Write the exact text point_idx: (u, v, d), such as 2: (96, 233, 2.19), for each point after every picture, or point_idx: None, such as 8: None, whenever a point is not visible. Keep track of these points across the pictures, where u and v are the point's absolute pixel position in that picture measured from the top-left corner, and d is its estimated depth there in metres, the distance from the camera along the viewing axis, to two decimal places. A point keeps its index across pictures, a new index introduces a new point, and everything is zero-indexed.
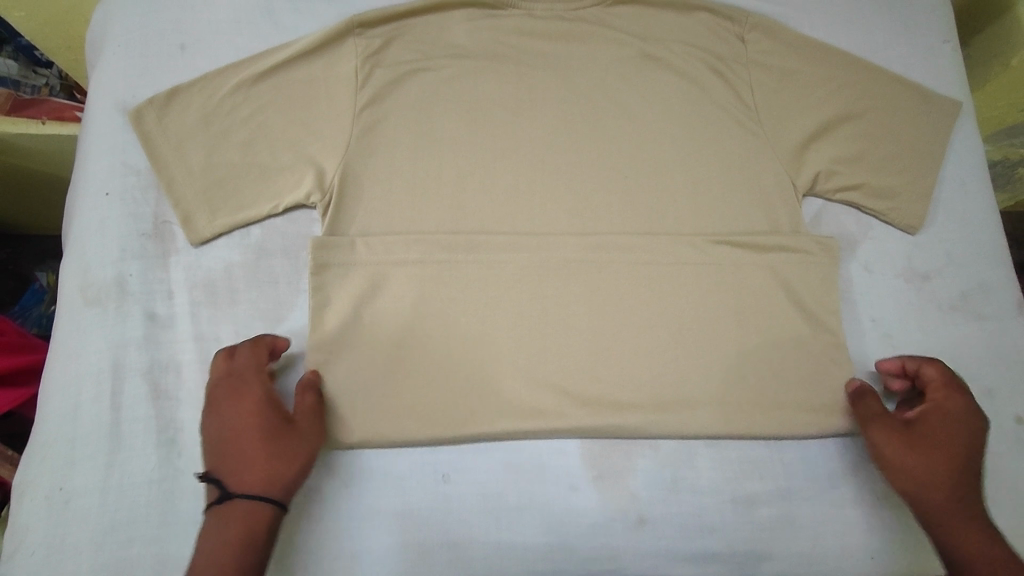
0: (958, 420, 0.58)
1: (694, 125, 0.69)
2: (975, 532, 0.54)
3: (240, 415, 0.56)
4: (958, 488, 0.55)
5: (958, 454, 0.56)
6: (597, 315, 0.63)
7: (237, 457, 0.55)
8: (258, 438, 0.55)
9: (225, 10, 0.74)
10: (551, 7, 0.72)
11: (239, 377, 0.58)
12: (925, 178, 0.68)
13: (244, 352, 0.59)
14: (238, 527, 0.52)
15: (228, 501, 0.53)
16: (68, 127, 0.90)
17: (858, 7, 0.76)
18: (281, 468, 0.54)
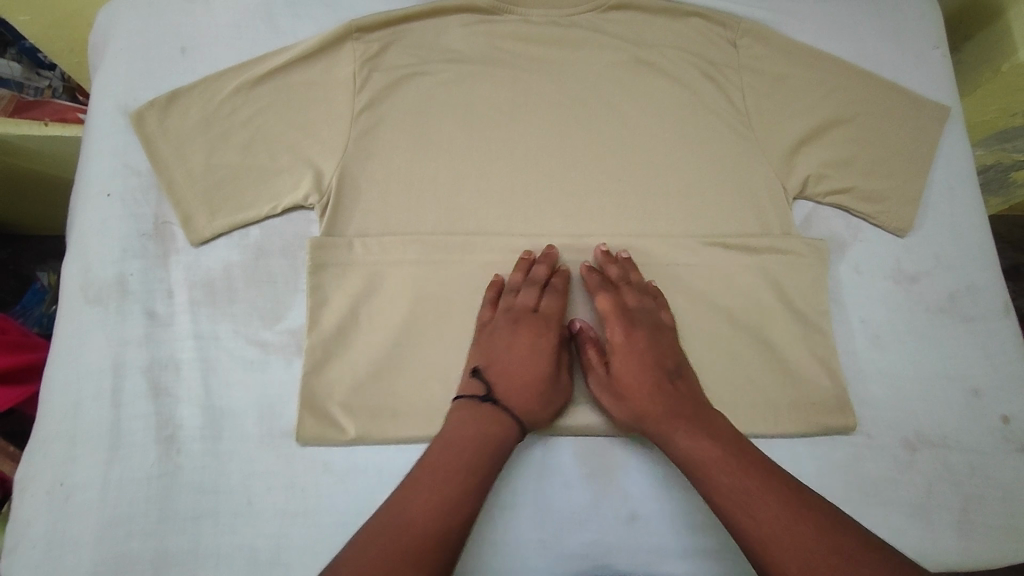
0: (622, 345, 0.61)
1: (687, 128, 0.70)
2: (687, 438, 0.55)
3: (519, 346, 0.60)
4: (659, 399, 0.58)
5: (632, 374, 0.59)
6: (590, 315, 0.65)
7: (521, 380, 0.59)
8: (550, 374, 0.60)
9: (226, 14, 0.76)
10: (547, 13, 0.73)
11: (543, 320, 0.62)
12: (914, 181, 0.69)
13: (526, 291, 0.63)
14: (489, 431, 0.56)
15: (489, 407, 0.57)
16: (70, 129, 0.91)
17: (849, 14, 0.77)
18: (539, 393, 0.59)
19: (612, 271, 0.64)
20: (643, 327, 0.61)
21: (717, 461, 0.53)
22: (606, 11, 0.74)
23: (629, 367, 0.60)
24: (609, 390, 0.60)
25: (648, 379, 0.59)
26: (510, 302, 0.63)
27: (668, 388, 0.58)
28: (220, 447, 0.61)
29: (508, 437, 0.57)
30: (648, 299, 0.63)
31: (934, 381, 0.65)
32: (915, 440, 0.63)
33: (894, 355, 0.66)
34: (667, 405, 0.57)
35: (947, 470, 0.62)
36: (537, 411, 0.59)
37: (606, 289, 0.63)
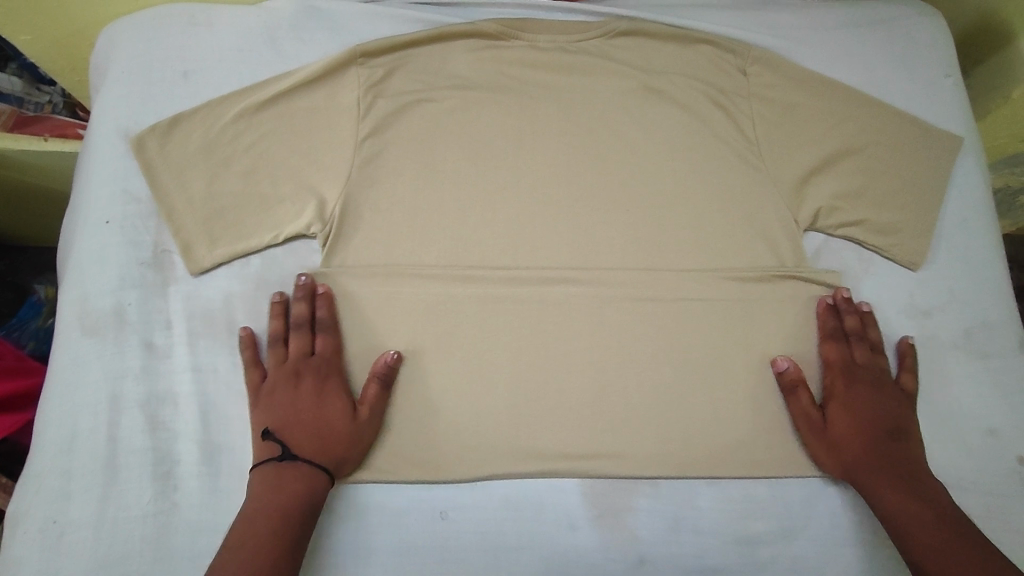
0: (846, 398, 0.62)
1: (695, 157, 0.69)
2: (895, 496, 0.56)
3: (304, 397, 0.60)
4: (872, 454, 0.59)
5: (851, 430, 0.60)
6: (596, 350, 0.63)
7: (313, 430, 0.58)
8: (345, 415, 0.59)
9: (230, 37, 0.75)
10: (554, 39, 0.72)
11: (318, 363, 0.61)
12: (925, 213, 0.68)
13: (297, 336, 0.62)
14: (291, 489, 0.55)
15: (288, 465, 0.56)
16: (70, 146, 0.90)
17: (860, 41, 0.76)
18: (336, 436, 0.58)
19: (849, 320, 0.64)
20: (868, 383, 0.62)
21: (921, 522, 0.54)
22: (615, 37, 0.73)
23: (847, 421, 0.61)
24: (820, 438, 0.61)
25: (866, 434, 0.60)
26: (283, 351, 0.62)
27: (891, 445, 0.59)
28: (219, 484, 0.60)
29: (315, 486, 0.56)
30: (880, 357, 0.64)
31: (947, 419, 0.64)
32: None
33: None
34: (879, 463, 0.58)
35: (962, 511, 0.61)
36: (343, 453, 0.58)
37: (842, 338, 0.64)
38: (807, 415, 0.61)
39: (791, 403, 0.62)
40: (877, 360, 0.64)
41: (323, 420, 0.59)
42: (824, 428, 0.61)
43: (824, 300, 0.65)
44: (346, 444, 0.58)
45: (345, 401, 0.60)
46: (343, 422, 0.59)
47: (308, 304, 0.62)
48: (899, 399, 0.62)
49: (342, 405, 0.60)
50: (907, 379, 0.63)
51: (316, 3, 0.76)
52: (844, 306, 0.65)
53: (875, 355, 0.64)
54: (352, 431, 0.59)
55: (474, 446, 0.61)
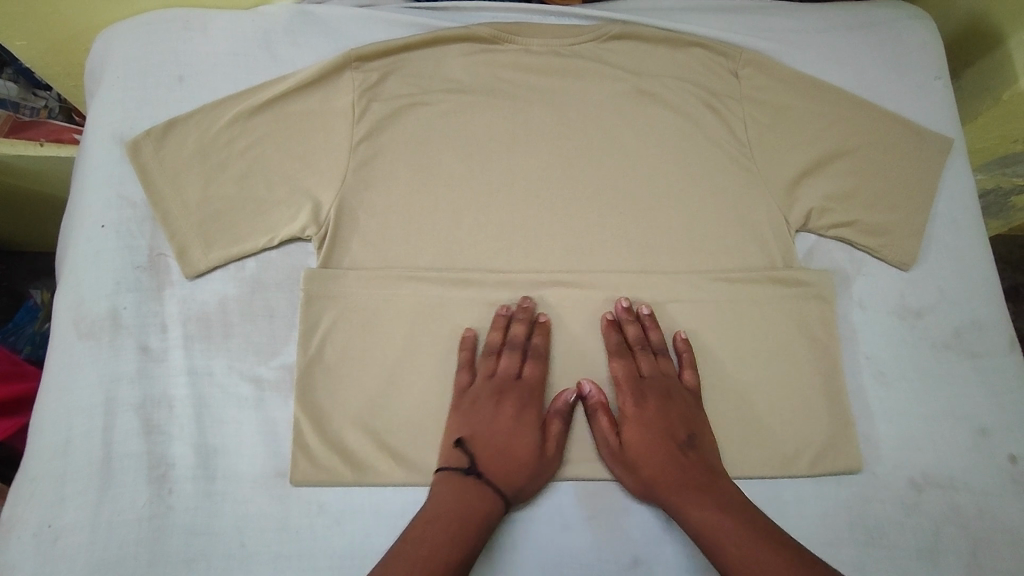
0: (635, 415, 0.61)
1: (688, 160, 0.70)
2: (701, 510, 0.55)
3: (502, 416, 0.61)
4: (668, 471, 0.58)
5: (644, 446, 0.59)
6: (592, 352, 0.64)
7: (504, 453, 0.59)
8: (533, 446, 0.59)
9: (225, 42, 0.75)
10: (548, 43, 0.73)
11: (526, 389, 0.62)
12: (917, 215, 0.69)
13: (509, 356, 0.63)
14: (473, 505, 0.55)
15: (471, 480, 0.57)
16: (66, 150, 0.90)
17: (850, 43, 0.77)
18: (525, 464, 0.59)
19: (630, 331, 0.64)
20: (654, 394, 0.62)
21: (724, 533, 0.53)
22: (607, 40, 0.74)
23: (641, 437, 0.60)
24: (623, 462, 0.60)
25: (655, 451, 0.59)
26: (492, 367, 0.63)
27: (680, 459, 0.59)
28: (213, 487, 0.60)
29: (495, 509, 0.56)
30: (662, 362, 0.64)
31: (939, 418, 0.64)
32: (922, 479, 0.62)
33: (898, 392, 0.65)
34: (678, 477, 0.57)
35: (954, 510, 0.61)
36: (523, 485, 0.58)
37: (620, 353, 0.63)
38: (605, 442, 0.60)
39: (592, 429, 0.61)
40: (660, 366, 0.63)
41: (513, 447, 0.59)
42: (621, 450, 0.60)
43: (605, 316, 0.65)
44: (529, 474, 0.59)
45: (537, 432, 0.60)
46: (532, 453, 0.59)
47: (527, 328, 0.63)
48: (687, 405, 0.62)
49: (534, 435, 0.60)
50: (688, 378, 0.63)
51: (310, 8, 0.76)
52: (623, 317, 0.64)
53: (658, 361, 0.63)
54: (542, 465, 0.59)
55: None
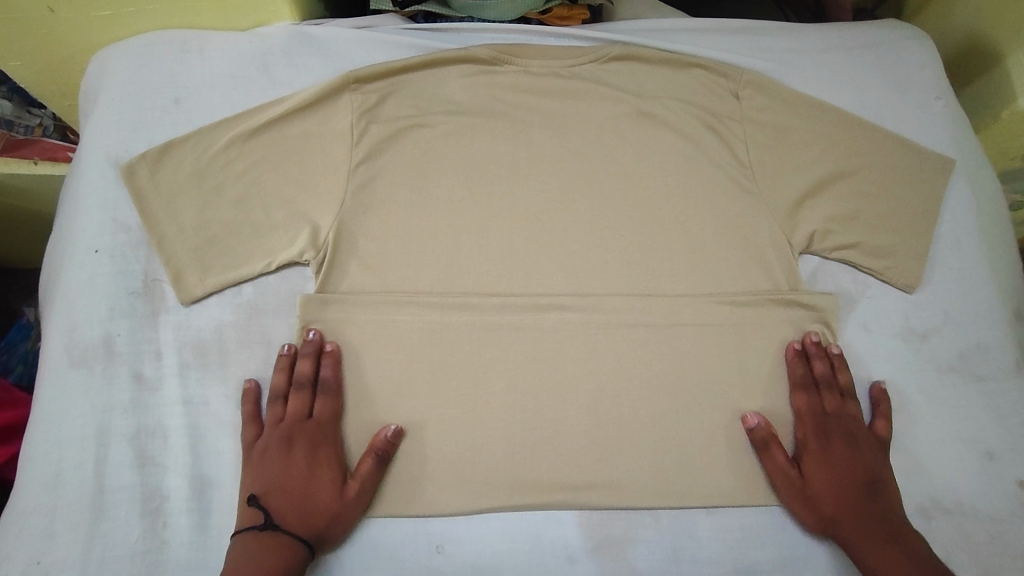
0: (815, 452, 0.60)
1: (689, 182, 0.69)
2: (881, 555, 0.55)
3: (296, 464, 0.58)
4: (852, 512, 0.57)
5: (828, 485, 0.59)
6: (594, 377, 0.63)
7: (299, 500, 0.56)
8: (333, 486, 0.57)
9: (222, 63, 0.74)
10: (548, 64, 0.73)
11: (318, 428, 0.60)
12: (919, 237, 0.68)
13: (296, 396, 0.60)
14: (269, 562, 0.53)
15: (268, 535, 0.54)
16: (59, 167, 0.92)
17: (852, 64, 0.76)
18: (323, 510, 0.56)
19: (818, 366, 0.63)
20: (840, 434, 0.61)
21: None
22: (607, 61, 0.73)
23: (822, 474, 0.59)
24: (800, 496, 0.59)
25: (843, 489, 0.58)
26: (281, 412, 0.60)
27: (869, 501, 0.58)
28: (209, 520, 0.59)
29: (295, 557, 0.54)
30: (851, 403, 0.63)
31: (946, 443, 0.63)
32: (931, 506, 0.61)
33: (903, 416, 0.64)
34: (863, 519, 0.57)
35: (964, 538, 0.60)
36: (324, 529, 0.56)
37: (811, 388, 0.63)
38: (777, 475, 0.60)
39: (765, 460, 0.61)
40: (847, 407, 0.63)
41: (310, 495, 0.57)
42: (799, 484, 0.59)
43: (791, 347, 0.64)
44: (327, 518, 0.56)
45: (336, 472, 0.58)
46: (332, 496, 0.57)
47: (313, 363, 0.61)
48: (874, 450, 0.61)
49: (333, 475, 0.58)
50: (880, 427, 0.62)
51: (307, 29, 0.76)
52: (812, 353, 0.64)
53: (846, 403, 0.63)
54: (343, 505, 0.57)
55: (471, 477, 0.60)
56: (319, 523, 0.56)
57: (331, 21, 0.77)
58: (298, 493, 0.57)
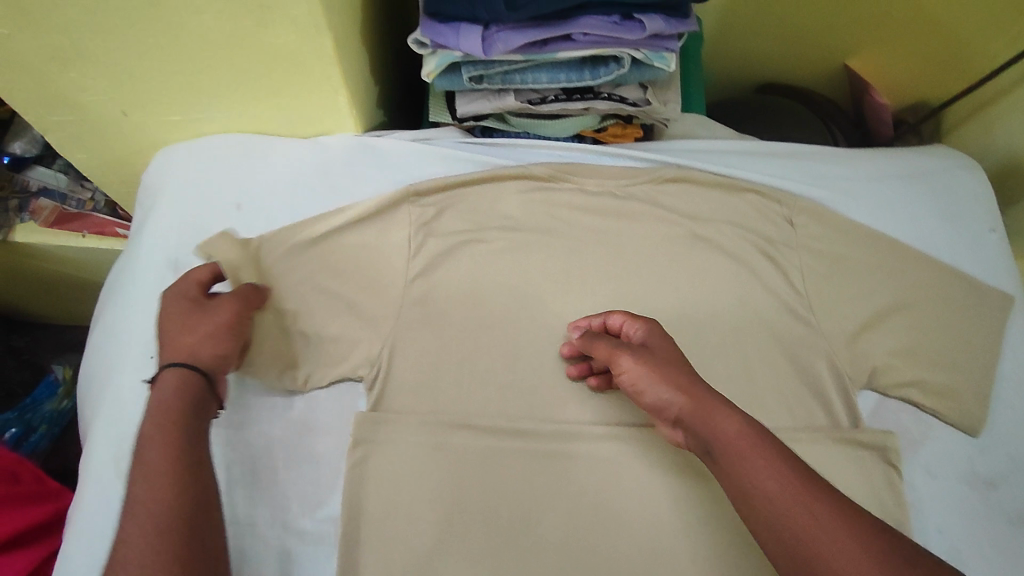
0: (657, 330, 0.58)
1: (741, 306, 0.69)
2: (738, 420, 0.50)
3: (167, 321, 0.59)
4: (700, 382, 0.53)
5: (676, 359, 0.55)
6: (648, 512, 0.61)
7: (171, 341, 0.58)
8: (196, 312, 0.59)
9: (285, 170, 0.76)
10: (603, 184, 0.74)
11: (178, 292, 0.61)
12: (982, 377, 0.67)
13: (177, 286, 0.62)
14: (173, 416, 0.53)
15: (169, 377, 0.56)
16: (106, 242, 0.97)
17: (904, 192, 0.77)
18: (198, 330, 0.58)
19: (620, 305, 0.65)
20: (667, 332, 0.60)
21: (769, 448, 0.48)
22: (662, 182, 0.74)
23: (665, 347, 0.56)
24: (649, 365, 0.54)
25: (684, 362, 0.55)
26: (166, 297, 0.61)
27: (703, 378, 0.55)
28: None
29: (184, 386, 0.55)
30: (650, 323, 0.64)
31: None
32: None
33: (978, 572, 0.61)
34: (711, 390, 0.53)
35: None
36: (210, 355, 0.58)
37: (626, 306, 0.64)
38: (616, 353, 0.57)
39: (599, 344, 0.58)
40: None
41: (183, 328, 0.58)
42: (649, 354, 0.55)
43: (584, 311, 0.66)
44: (194, 329, 0.58)
45: (196, 303, 0.60)
46: (196, 315, 0.59)
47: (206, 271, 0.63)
48: None
49: (184, 303, 0.60)
50: None
51: (370, 140, 0.78)
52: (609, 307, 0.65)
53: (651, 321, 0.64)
54: (206, 319, 0.59)
55: None
56: (194, 338, 0.58)
57: (391, 134, 0.80)
58: (170, 330, 0.59)
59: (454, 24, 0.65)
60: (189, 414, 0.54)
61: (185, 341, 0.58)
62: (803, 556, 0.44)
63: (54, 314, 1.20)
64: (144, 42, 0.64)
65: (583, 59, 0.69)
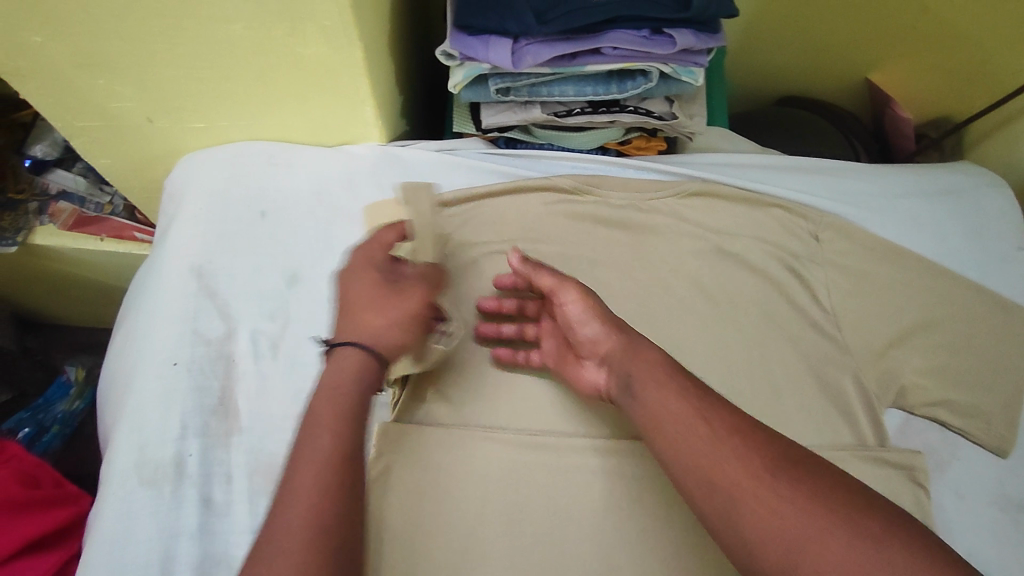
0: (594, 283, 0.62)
1: (767, 321, 0.69)
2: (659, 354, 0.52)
3: (359, 285, 0.56)
4: (627, 323, 0.56)
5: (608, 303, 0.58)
6: (673, 530, 0.60)
7: (354, 311, 0.54)
8: (395, 292, 0.56)
9: (310, 179, 0.76)
10: (627, 197, 0.74)
11: (377, 258, 0.59)
12: (1012, 397, 0.66)
13: (385, 254, 0.60)
14: (350, 396, 0.49)
15: (348, 351, 0.52)
16: (123, 245, 0.97)
17: (932, 209, 0.76)
18: (385, 312, 0.54)
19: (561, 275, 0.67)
20: None
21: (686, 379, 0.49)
22: (687, 197, 0.74)
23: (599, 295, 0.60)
24: (584, 298, 0.57)
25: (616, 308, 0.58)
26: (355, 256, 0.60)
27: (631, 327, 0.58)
28: None
29: (364, 368, 0.51)
30: None
31: None
32: None
33: None
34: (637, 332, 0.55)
35: None
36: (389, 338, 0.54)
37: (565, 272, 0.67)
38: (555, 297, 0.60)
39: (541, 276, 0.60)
40: None
41: (374, 301, 0.55)
42: (585, 291, 0.58)
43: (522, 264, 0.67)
44: (381, 309, 0.54)
45: (394, 278, 0.57)
46: (401, 294, 0.56)
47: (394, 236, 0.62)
48: None
49: (382, 273, 0.58)
50: None
51: (395, 150, 0.78)
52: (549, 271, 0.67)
53: None
54: (403, 302, 0.55)
55: None
56: (385, 319, 0.54)
57: (415, 144, 0.80)
58: (348, 299, 0.55)
59: (484, 36, 0.65)
60: (363, 390, 0.50)
61: (369, 318, 0.53)
62: (701, 467, 0.43)
63: (65, 315, 1.20)
64: (175, 50, 0.64)
65: (611, 72, 0.69)
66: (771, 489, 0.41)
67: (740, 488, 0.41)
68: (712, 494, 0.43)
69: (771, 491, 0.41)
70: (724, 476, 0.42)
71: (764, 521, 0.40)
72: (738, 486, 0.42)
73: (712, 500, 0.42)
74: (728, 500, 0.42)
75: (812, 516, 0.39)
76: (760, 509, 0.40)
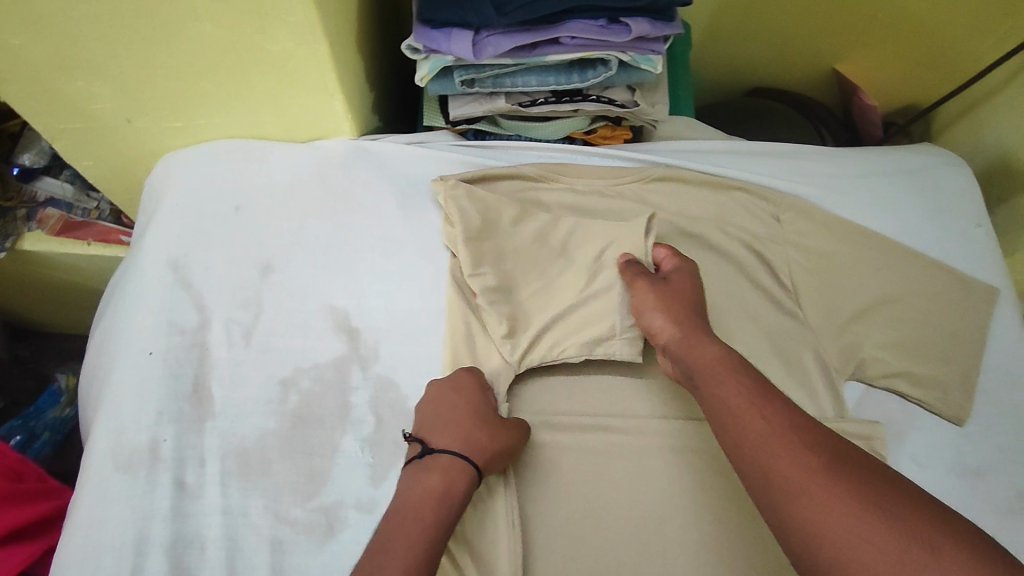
0: (687, 277, 0.67)
1: (731, 301, 0.70)
2: (713, 355, 0.57)
3: (458, 408, 0.62)
4: (691, 321, 0.62)
5: (681, 296, 0.64)
6: (636, 498, 0.63)
7: (456, 432, 0.60)
8: (495, 428, 0.61)
9: (282, 172, 0.78)
10: (591, 183, 0.76)
11: (478, 387, 0.64)
12: (969, 368, 0.68)
13: (480, 384, 0.64)
14: (437, 510, 0.55)
15: (443, 463, 0.58)
16: (110, 249, 0.99)
17: (893, 189, 0.78)
18: (483, 445, 0.59)
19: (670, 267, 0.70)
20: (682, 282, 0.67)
21: (735, 377, 0.54)
22: (650, 181, 0.76)
23: (678, 286, 0.65)
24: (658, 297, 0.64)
25: (687, 301, 0.64)
26: (466, 379, 0.64)
27: (702, 320, 0.63)
28: None
29: (452, 485, 0.57)
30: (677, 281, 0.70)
31: None
32: None
33: None
34: (702, 328, 0.61)
35: None
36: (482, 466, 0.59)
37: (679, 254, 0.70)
38: (641, 277, 0.66)
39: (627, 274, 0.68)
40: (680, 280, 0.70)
41: (477, 431, 0.60)
42: (664, 287, 0.65)
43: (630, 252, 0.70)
44: (476, 440, 0.59)
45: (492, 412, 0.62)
46: (493, 429, 0.61)
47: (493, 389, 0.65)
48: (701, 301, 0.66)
49: (485, 406, 0.62)
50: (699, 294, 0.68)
51: (365, 143, 0.80)
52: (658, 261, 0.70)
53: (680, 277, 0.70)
54: (500, 438, 0.60)
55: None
56: (480, 446, 0.59)
57: (386, 138, 0.82)
58: (451, 415, 0.61)
59: (446, 30, 0.67)
60: (449, 507, 0.56)
61: (467, 442, 0.59)
62: (765, 466, 0.48)
63: (55, 323, 1.22)
64: (149, 51, 0.66)
65: (572, 62, 0.72)
66: (827, 486, 0.44)
67: (796, 484, 0.45)
68: (773, 490, 0.46)
69: (824, 488, 0.44)
70: (786, 473, 0.46)
71: (819, 513, 0.43)
72: (794, 484, 0.45)
73: (774, 496, 0.46)
74: (789, 495, 0.45)
75: (862, 512, 0.42)
76: (811, 502, 0.44)
